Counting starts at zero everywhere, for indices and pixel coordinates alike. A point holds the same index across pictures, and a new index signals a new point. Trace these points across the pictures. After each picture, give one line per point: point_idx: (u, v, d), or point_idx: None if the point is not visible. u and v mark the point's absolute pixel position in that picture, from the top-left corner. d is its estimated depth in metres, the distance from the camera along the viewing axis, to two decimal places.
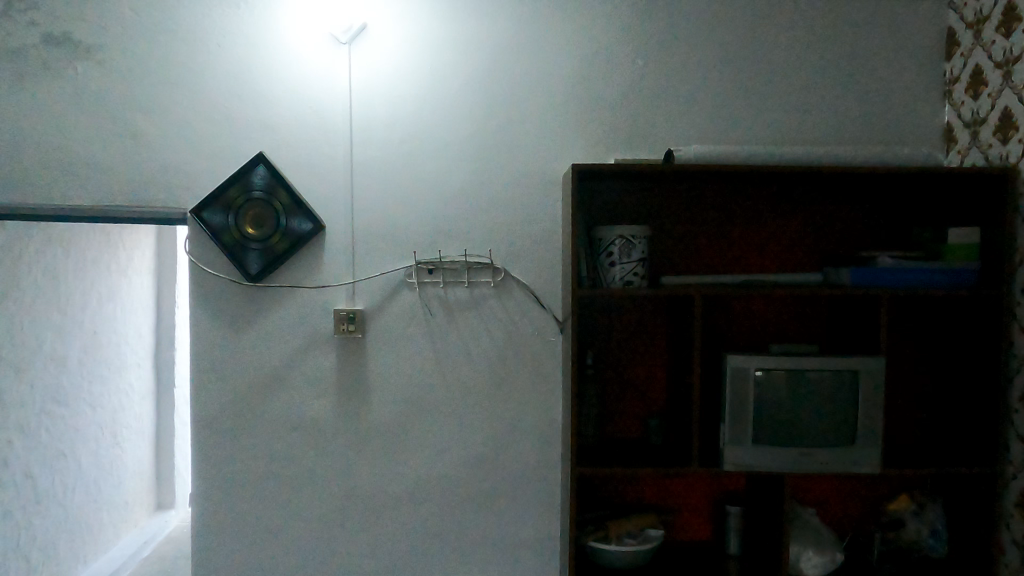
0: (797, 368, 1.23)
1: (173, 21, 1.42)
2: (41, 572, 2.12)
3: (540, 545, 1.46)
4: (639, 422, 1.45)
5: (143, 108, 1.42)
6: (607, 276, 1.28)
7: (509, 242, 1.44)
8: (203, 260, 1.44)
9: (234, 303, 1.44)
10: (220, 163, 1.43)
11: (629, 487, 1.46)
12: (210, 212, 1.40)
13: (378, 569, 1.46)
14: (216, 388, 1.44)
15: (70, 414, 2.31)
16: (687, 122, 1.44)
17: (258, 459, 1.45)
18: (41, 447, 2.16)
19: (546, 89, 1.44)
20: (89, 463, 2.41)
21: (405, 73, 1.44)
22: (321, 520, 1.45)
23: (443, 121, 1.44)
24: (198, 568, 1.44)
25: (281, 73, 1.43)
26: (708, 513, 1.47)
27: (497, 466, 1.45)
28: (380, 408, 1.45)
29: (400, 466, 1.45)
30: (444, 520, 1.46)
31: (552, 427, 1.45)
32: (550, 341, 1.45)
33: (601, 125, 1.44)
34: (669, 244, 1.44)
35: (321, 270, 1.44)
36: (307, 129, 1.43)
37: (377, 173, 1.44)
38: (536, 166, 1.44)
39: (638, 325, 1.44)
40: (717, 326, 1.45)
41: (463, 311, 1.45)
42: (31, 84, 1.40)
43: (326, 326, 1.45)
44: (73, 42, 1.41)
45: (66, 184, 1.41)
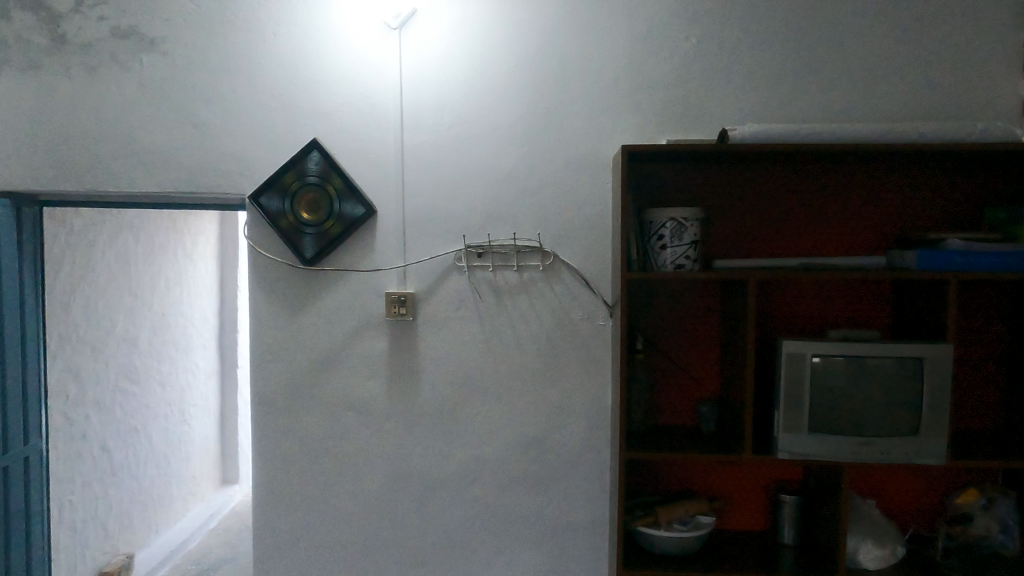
0: (857, 354, 1.18)
1: (231, 12, 1.46)
2: (117, 539, 2.25)
3: (588, 530, 1.46)
4: (691, 407, 1.43)
5: (204, 97, 1.46)
6: (658, 259, 1.26)
7: (559, 225, 1.43)
8: (261, 244, 1.48)
9: (292, 285, 1.48)
10: (276, 149, 1.46)
11: (679, 472, 1.45)
12: (267, 197, 1.44)
13: (429, 549, 1.49)
14: (274, 368, 1.49)
15: (142, 391, 2.43)
16: (743, 100, 1.39)
17: (313, 438, 1.49)
18: (116, 422, 2.27)
19: (596, 70, 1.41)
20: (158, 437, 2.54)
21: (455, 58, 1.44)
22: (374, 498, 1.49)
23: (493, 105, 1.44)
24: (258, 540, 1.51)
25: (333, 60, 1.45)
26: (763, 501, 1.44)
27: (547, 450, 1.46)
28: (432, 390, 1.47)
29: (450, 447, 1.48)
30: (493, 500, 1.47)
31: (602, 412, 1.45)
32: (599, 325, 1.44)
33: (653, 105, 1.41)
34: (724, 226, 1.41)
35: (374, 254, 1.47)
36: (360, 115, 1.46)
37: (428, 158, 1.45)
38: (586, 148, 1.42)
39: (691, 308, 1.42)
40: (773, 310, 1.41)
41: (512, 294, 1.45)
42: (101, 75, 1.47)
43: (378, 310, 1.48)
44: (138, 35, 1.46)
45: (134, 171, 1.48)
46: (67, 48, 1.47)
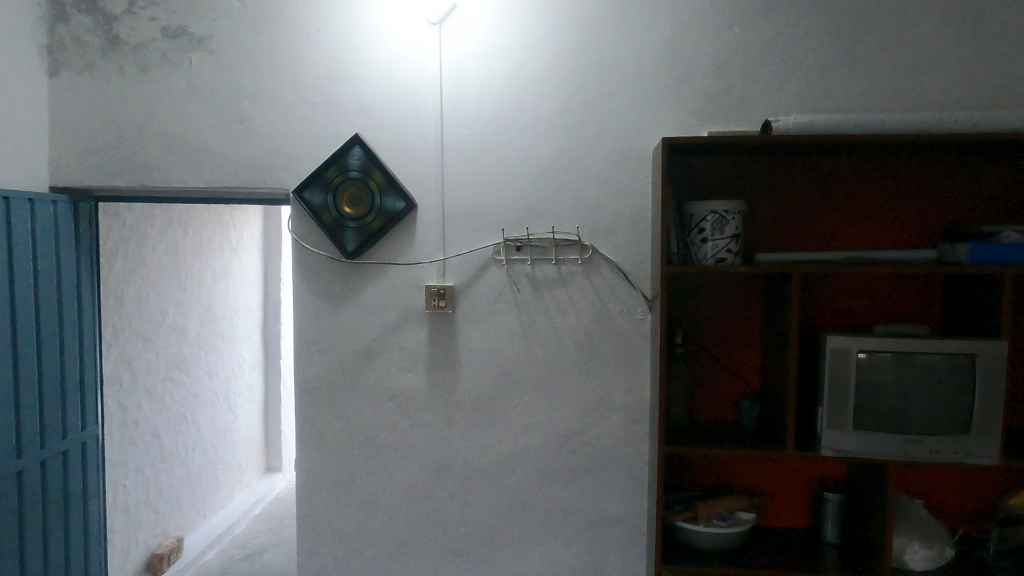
0: (906, 350, 1.15)
1: (276, 9, 1.49)
2: (168, 522, 2.34)
3: (626, 524, 1.46)
4: (732, 403, 1.42)
5: (250, 93, 1.50)
6: (699, 253, 1.24)
7: (598, 219, 1.43)
8: (305, 238, 1.52)
9: (334, 278, 1.51)
10: (319, 144, 1.49)
11: (720, 468, 1.44)
12: (311, 192, 1.46)
13: (468, 539, 1.51)
14: (317, 359, 1.53)
15: (190, 380, 2.51)
16: (787, 91, 1.37)
17: (355, 427, 1.52)
18: (167, 410, 2.35)
19: (636, 61, 1.40)
20: (205, 425, 2.62)
21: (495, 52, 1.45)
22: (413, 488, 1.52)
23: (532, 99, 1.44)
24: (301, 526, 1.55)
25: (375, 56, 1.47)
26: (806, 499, 1.42)
27: (585, 444, 1.46)
28: (471, 382, 1.49)
29: (489, 438, 1.49)
30: (531, 492, 1.48)
31: (640, 406, 1.44)
32: (638, 319, 1.43)
33: (695, 97, 1.39)
34: (768, 219, 1.39)
35: (414, 247, 1.49)
36: (400, 110, 1.47)
37: (467, 152, 1.46)
38: (626, 141, 1.41)
39: (732, 302, 1.40)
40: (817, 304, 1.38)
41: (551, 288, 1.45)
42: (152, 74, 1.52)
43: (417, 303, 1.50)
44: (188, 34, 1.51)
45: (183, 167, 1.52)
46: (121, 48, 1.52)
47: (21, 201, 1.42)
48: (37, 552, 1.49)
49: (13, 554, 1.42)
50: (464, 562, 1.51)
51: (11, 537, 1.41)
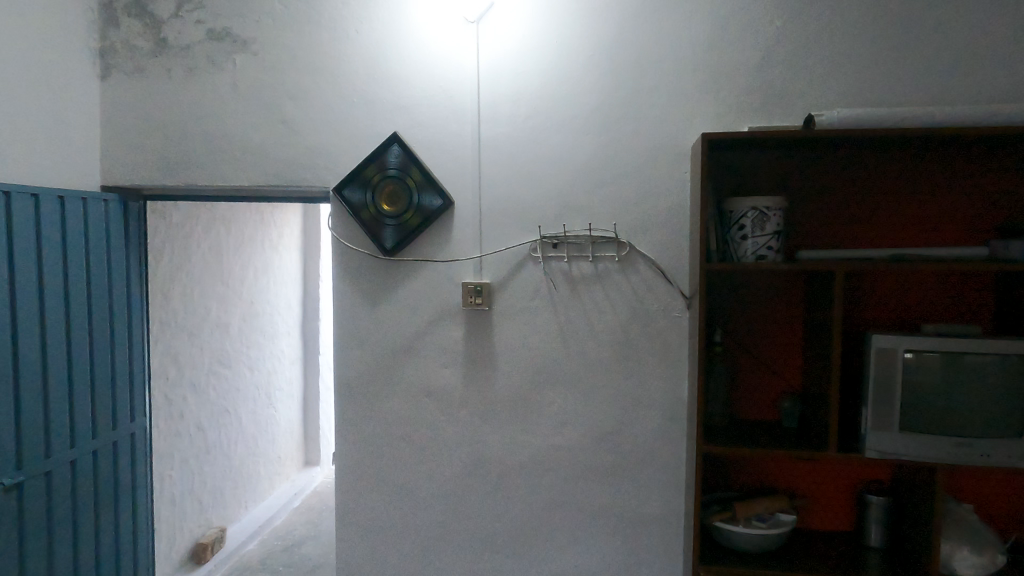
0: (955, 350, 1.12)
1: (317, 10, 1.51)
2: (211, 513, 2.40)
3: (663, 523, 1.45)
4: (772, 402, 1.39)
5: (291, 93, 1.53)
6: (739, 250, 1.22)
7: (635, 216, 1.42)
8: (344, 236, 1.54)
9: (373, 275, 1.54)
10: (358, 143, 1.51)
11: (759, 468, 1.42)
12: (350, 190, 1.49)
13: (503, 535, 1.51)
14: (356, 355, 1.55)
15: (233, 375, 2.57)
16: (830, 84, 1.34)
17: (392, 422, 1.54)
18: (211, 404, 2.41)
19: (675, 57, 1.39)
20: (247, 419, 2.68)
21: (532, 49, 1.45)
22: (449, 484, 1.53)
23: (569, 96, 1.44)
24: (340, 519, 1.57)
25: (412, 55, 1.49)
26: (849, 502, 1.39)
27: (621, 442, 1.46)
28: (507, 379, 1.49)
29: (525, 435, 1.49)
30: (567, 489, 1.48)
31: (677, 404, 1.43)
32: (676, 317, 1.42)
33: (734, 92, 1.37)
34: (810, 215, 1.36)
35: (451, 245, 1.50)
36: (438, 108, 1.48)
37: (503, 150, 1.47)
38: (664, 137, 1.40)
39: (772, 300, 1.38)
40: (862, 303, 1.35)
41: (587, 286, 1.45)
42: (198, 76, 1.56)
43: (455, 300, 1.51)
44: (231, 36, 1.54)
45: (227, 166, 1.56)
46: (168, 51, 1.57)
47: (75, 199, 1.48)
48: (90, 539, 1.54)
49: (67, 540, 1.47)
50: (499, 558, 1.52)
51: (65, 524, 1.47)
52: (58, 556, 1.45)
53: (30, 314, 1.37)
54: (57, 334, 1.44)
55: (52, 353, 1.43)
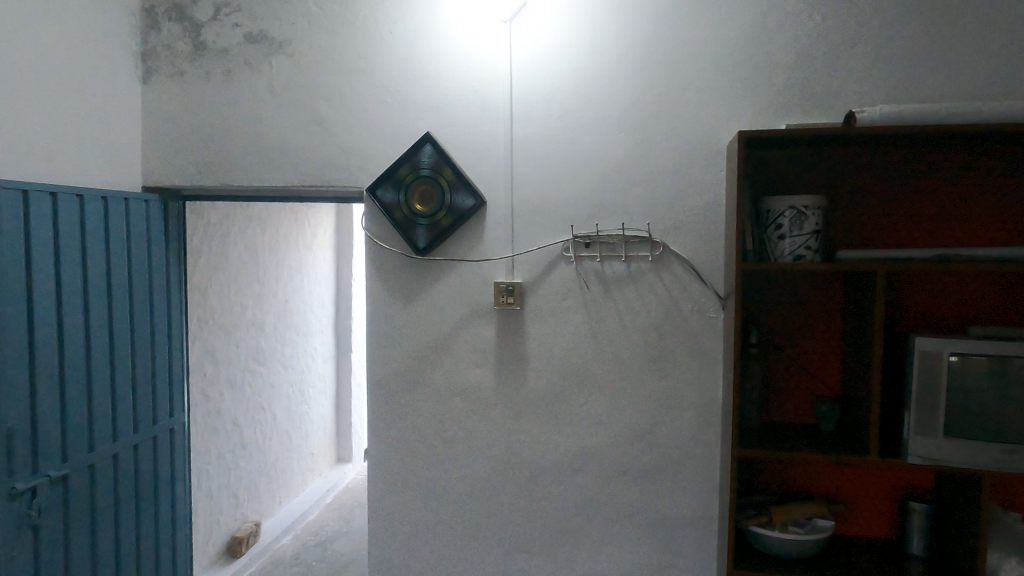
0: (1003, 355, 1.08)
1: (351, 12, 1.53)
2: (246, 507, 2.45)
3: (696, 527, 1.43)
4: (809, 405, 1.37)
5: (326, 95, 1.54)
6: (776, 250, 1.20)
7: (669, 215, 1.41)
8: (378, 235, 1.56)
9: (406, 275, 1.55)
10: (392, 143, 1.52)
11: (796, 472, 1.39)
12: (383, 190, 1.50)
13: (534, 535, 1.51)
14: (388, 353, 1.56)
15: (268, 372, 2.61)
16: (872, 80, 1.31)
17: (424, 421, 1.55)
18: (247, 400, 2.45)
19: (711, 54, 1.37)
20: (281, 415, 2.72)
21: (565, 47, 1.44)
22: (481, 483, 1.53)
23: (603, 94, 1.42)
24: (372, 515, 1.59)
25: (446, 55, 1.49)
26: (890, 508, 1.35)
27: (653, 443, 1.44)
28: (538, 379, 1.49)
29: (556, 435, 1.49)
30: (598, 491, 1.47)
31: (712, 407, 1.41)
32: (710, 317, 1.40)
33: (772, 88, 1.34)
34: (850, 214, 1.33)
35: (483, 245, 1.51)
36: (471, 108, 1.49)
37: (536, 149, 1.46)
38: (699, 136, 1.38)
39: (810, 301, 1.35)
40: (904, 305, 1.31)
41: (620, 286, 1.44)
42: (235, 78, 1.58)
43: (487, 300, 1.51)
44: (268, 39, 1.56)
45: (263, 166, 1.58)
46: (207, 54, 1.59)
47: (117, 199, 1.51)
48: (130, 531, 1.58)
49: (108, 533, 1.51)
50: (530, 558, 1.51)
51: (107, 517, 1.51)
52: (100, 548, 1.49)
53: (75, 311, 1.41)
54: (100, 332, 1.47)
55: (96, 350, 1.46)
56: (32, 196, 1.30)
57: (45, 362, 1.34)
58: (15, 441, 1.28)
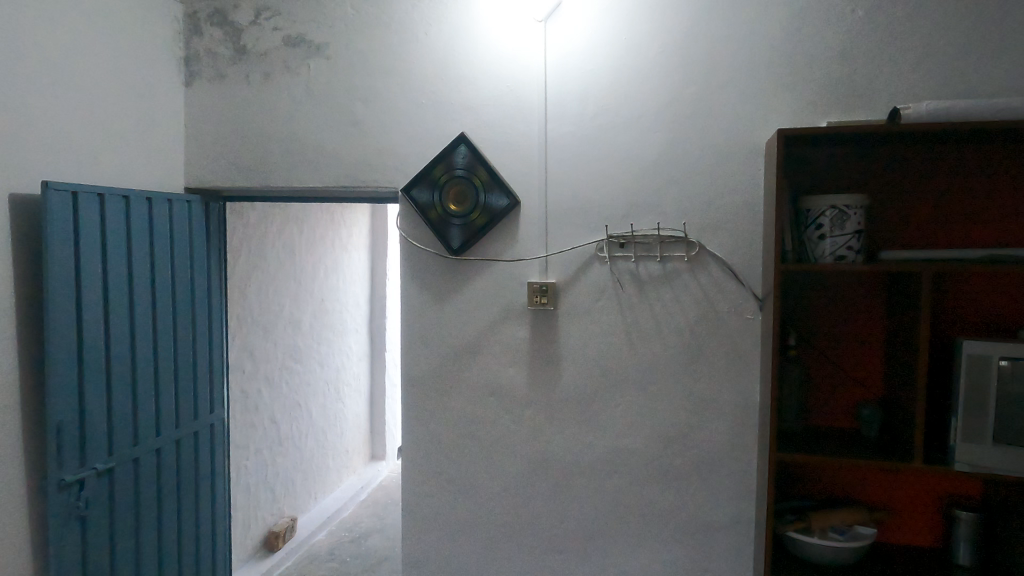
0: None
1: (387, 14, 1.54)
2: (283, 502, 2.49)
3: (732, 532, 1.41)
4: (850, 409, 1.33)
5: (362, 96, 1.56)
6: (816, 250, 1.18)
7: (706, 214, 1.39)
8: (412, 235, 1.57)
9: (440, 274, 1.56)
10: (427, 144, 1.53)
11: (836, 477, 1.36)
12: (418, 190, 1.52)
13: (567, 536, 1.50)
14: (423, 352, 1.57)
15: (304, 369, 2.65)
16: (918, 76, 1.27)
17: (457, 420, 1.56)
18: (284, 397, 2.50)
19: (749, 51, 1.35)
20: (317, 412, 2.77)
21: (601, 46, 1.43)
22: (514, 483, 1.53)
23: (639, 92, 1.41)
24: (406, 513, 1.60)
25: (481, 55, 1.49)
26: (935, 516, 1.31)
27: (689, 446, 1.42)
28: (572, 379, 1.49)
29: (590, 436, 1.48)
30: (632, 492, 1.46)
31: (749, 409, 1.39)
32: (748, 318, 1.38)
33: (813, 85, 1.32)
34: (894, 213, 1.29)
35: (517, 245, 1.51)
36: (505, 108, 1.49)
37: (571, 148, 1.46)
38: (738, 134, 1.36)
39: (852, 303, 1.32)
40: (950, 307, 1.28)
41: (655, 286, 1.42)
42: (274, 81, 1.61)
43: (520, 300, 1.51)
44: (306, 42, 1.59)
45: (301, 167, 1.61)
46: (247, 58, 1.63)
47: (161, 200, 1.55)
48: (172, 523, 1.62)
49: (152, 525, 1.56)
50: (563, 559, 1.51)
51: (150, 510, 1.55)
52: (144, 539, 1.53)
53: (121, 309, 1.45)
54: (144, 329, 1.51)
55: (140, 347, 1.50)
56: (81, 197, 1.34)
57: (93, 359, 1.38)
58: (64, 435, 1.32)
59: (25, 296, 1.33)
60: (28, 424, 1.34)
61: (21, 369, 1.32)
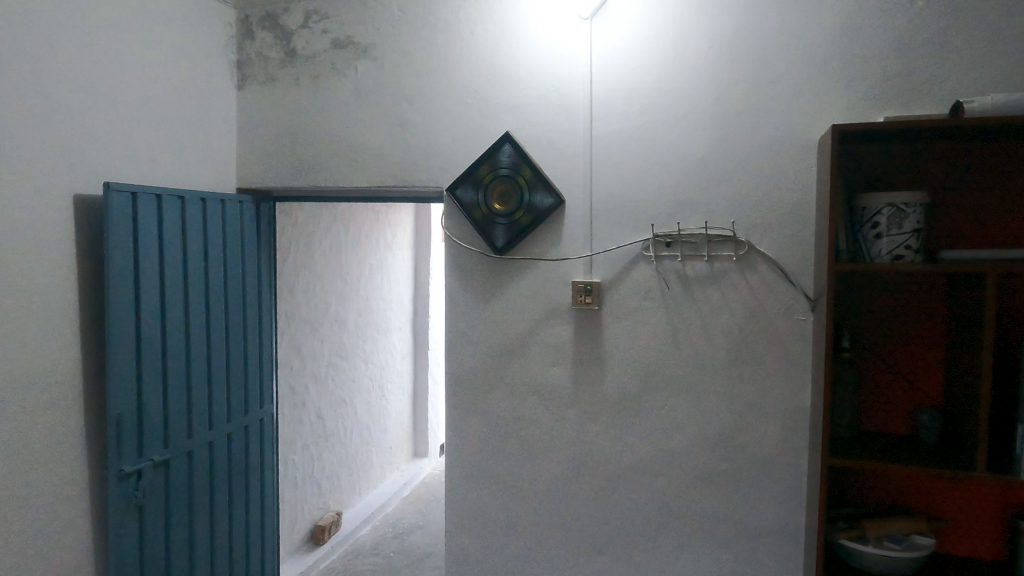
0: None
1: (433, 15, 1.55)
2: (328, 497, 2.54)
3: (781, 538, 1.38)
4: (907, 415, 1.29)
5: (408, 97, 1.58)
6: (872, 249, 1.14)
7: (756, 212, 1.35)
8: (457, 235, 1.58)
9: (484, 274, 1.56)
10: (472, 143, 1.54)
11: (892, 485, 1.31)
12: (462, 189, 1.51)
13: (611, 538, 1.49)
14: (467, 351, 1.58)
15: (350, 366, 2.69)
16: (982, 68, 1.21)
17: (500, 419, 1.56)
18: (330, 393, 2.54)
19: (801, 46, 1.31)
20: (362, 409, 2.81)
21: (647, 43, 1.41)
22: (556, 483, 1.53)
23: (686, 89, 1.39)
24: (450, 510, 1.61)
25: (525, 55, 1.49)
26: (997, 527, 1.26)
27: (736, 449, 1.40)
28: (616, 380, 1.47)
29: (634, 438, 1.46)
30: (677, 496, 1.44)
31: (800, 413, 1.35)
32: (799, 320, 1.34)
33: (870, 79, 1.27)
34: (956, 211, 1.24)
35: (561, 244, 1.50)
36: (550, 107, 1.48)
37: (617, 147, 1.45)
38: (789, 130, 1.32)
39: (910, 304, 1.27)
40: (1016, 310, 1.22)
41: (702, 286, 1.40)
42: (322, 83, 1.64)
43: (565, 299, 1.50)
44: (354, 44, 1.61)
45: (348, 168, 1.63)
46: (297, 60, 1.66)
47: (215, 200, 1.60)
48: (224, 515, 1.67)
49: (205, 516, 1.60)
50: (607, 560, 1.50)
51: (203, 501, 1.59)
52: (197, 531, 1.58)
53: (177, 306, 1.49)
54: (198, 325, 1.56)
55: (194, 343, 1.55)
56: (140, 198, 1.39)
57: (150, 354, 1.43)
58: (123, 427, 1.37)
59: (89, 294, 1.39)
60: (91, 417, 1.40)
61: (85, 364, 1.38)
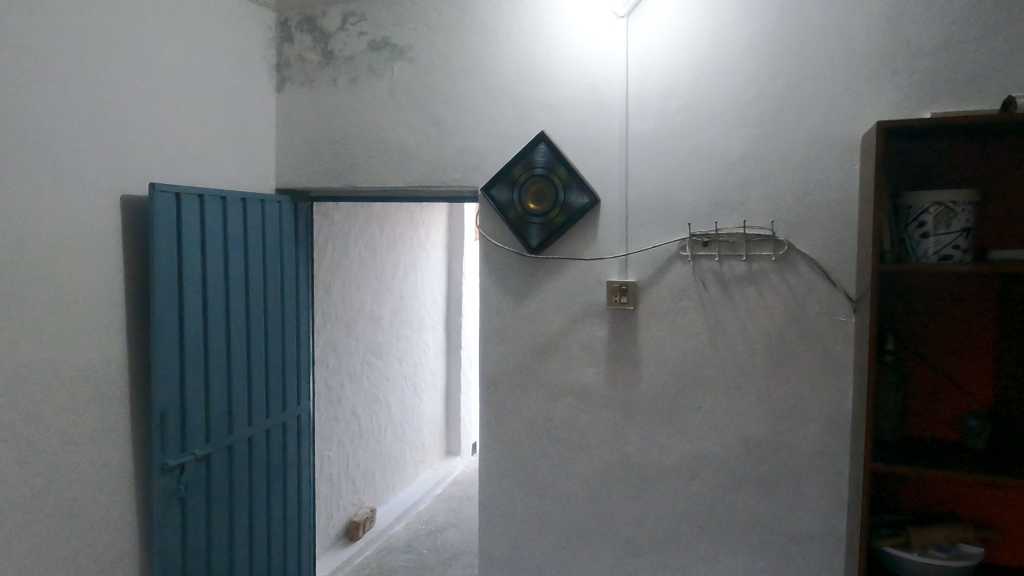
0: None
1: (469, 15, 1.56)
2: (362, 493, 2.57)
3: (821, 543, 1.35)
4: (954, 420, 1.25)
5: (444, 97, 1.59)
6: (918, 249, 1.11)
7: (796, 211, 1.33)
8: (492, 234, 1.58)
9: (518, 273, 1.56)
10: (507, 142, 1.54)
11: (938, 492, 1.28)
12: (497, 189, 1.53)
13: (646, 539, 1.48)
14: (501, 350, 1.58)
15: (384, 364, 2.72)
16: None
17: (534, 418, 1.56)
18: (365, 390, 2.57)
19: (843, 41, 1.28)
20: (396, 406, 2.84)
21: (685, 39, 1.40)
22: (590, 483, 1.52)
23: (724, 87, 1.37)
24: (484, 509, 1.62)
25: (560, 53, 1.49)
26: None
27: (774, 453, 1.37)
28: (652, 381, 1.46)
29: (670, 439, 1.45)
30: (713, 498, 1.42)
31: (842, 416, 1.32)
32: (840, 321, 1.31)
33: (916, 74, 1.24)
34: (1008, 210, 1.20)
35: (596, 243, 1.49)
36: (586, 105, 1.48)
37: (653, 145, 1.43)
38: (831, 127, 1.30)
39: (958, 306, 1.23)
40: None
41: (740, 286, 1.38)
42: (359, 84, 1.66)
43: (599, 299, 1.50)
44: (390, 45, 1.63)
45: (384, 168, 1.65)
46: (334, 62, 1.68)
47: (255, 201, 1.63)
48: (262, 509, 1.70)
49: (244, 510, 1.64)
50: (642, 562, 1.49)
51: (242, 495, 1.63)
52: (237, 524, 1.61)
53: (218, 304, 1.53)
54: (238, 323, 1.59)
55: (235, 340, 1.58)
56: (184, 199, 1.42)
57: (193, 351, 1.46)
58: (167, 422, 1.41)
59: (135, 292, 1.43)
60: (136, 412, 1.44)
61: (131, 360, 1.42)
